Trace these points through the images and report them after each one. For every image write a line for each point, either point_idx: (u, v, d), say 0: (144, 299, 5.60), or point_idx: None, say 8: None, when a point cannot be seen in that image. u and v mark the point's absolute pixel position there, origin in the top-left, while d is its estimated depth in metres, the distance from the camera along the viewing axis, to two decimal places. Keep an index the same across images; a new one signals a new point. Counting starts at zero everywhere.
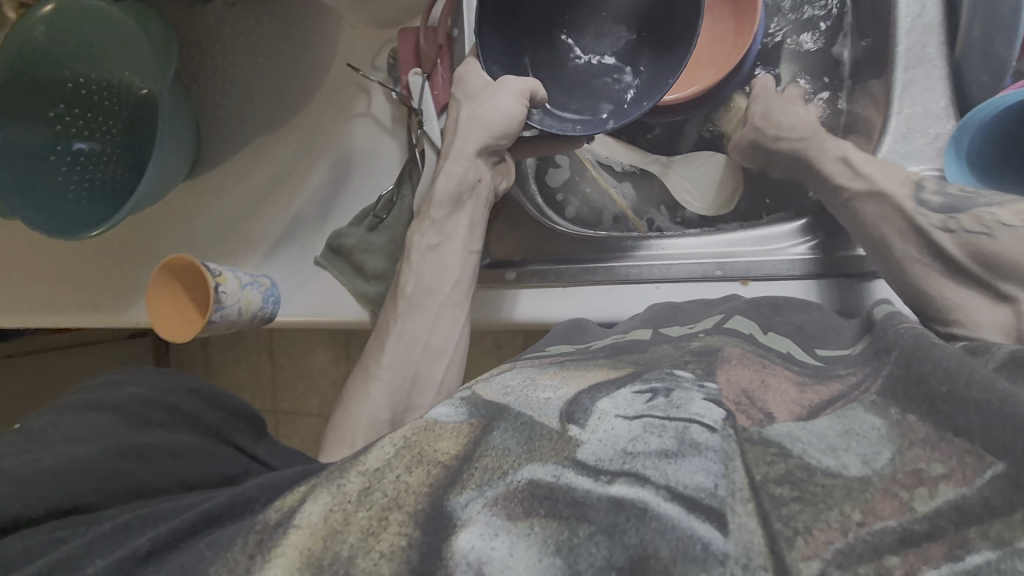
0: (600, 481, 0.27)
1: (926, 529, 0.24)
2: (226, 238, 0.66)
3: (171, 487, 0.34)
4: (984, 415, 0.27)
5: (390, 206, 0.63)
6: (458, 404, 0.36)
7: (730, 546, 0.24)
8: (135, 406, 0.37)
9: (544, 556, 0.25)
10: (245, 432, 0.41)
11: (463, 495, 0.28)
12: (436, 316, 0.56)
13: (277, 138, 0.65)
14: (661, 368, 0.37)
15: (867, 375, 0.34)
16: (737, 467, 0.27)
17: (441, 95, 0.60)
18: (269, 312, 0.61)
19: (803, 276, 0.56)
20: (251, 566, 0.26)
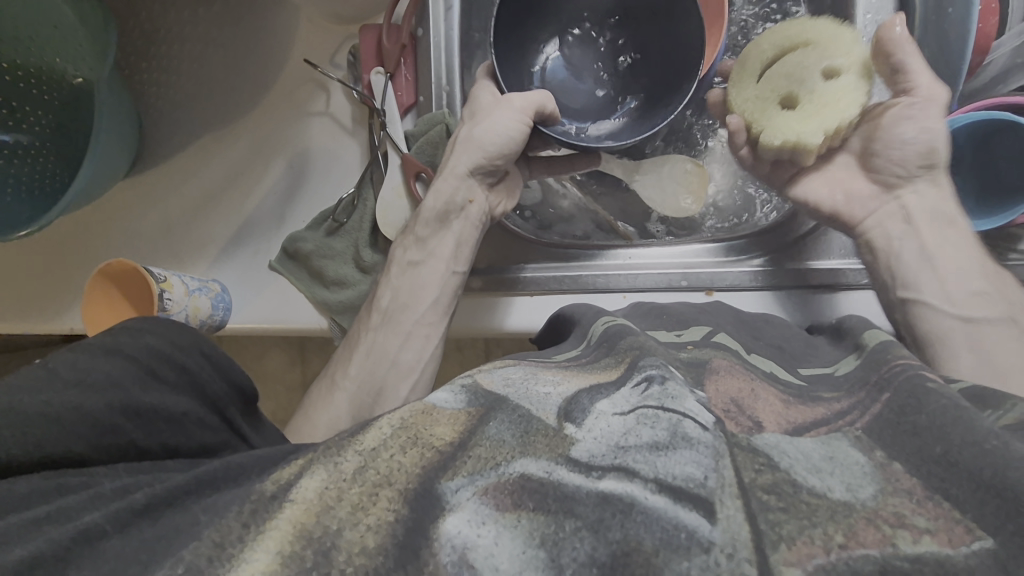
0: (592, 477, 0.29)
1: (907, 567, 0.25)
2: (179, 225, 0.74)
3: (155, 450, 0.38)
4: (968, 477, 0.29)
5: (350, 209, 0.70)
6: (458, 390, 0.37)
7: (716, 534, 0.26)
8: (148, 357, 0.42)
9: (529, 548, 0.26)
10: (235, 404, 0.46)
11: (454, 481, 0.29)
12: (409, 333, 0.62)
13: (229, 132, 0.73)
14: (658, 359, 0.39)
15: (852, 404, 0.38)
16: (726, 465, 0.30)
17: (404, 95, 0.69)
18: (219, 319, 0.69)
19: (761, 287, 0.64)
20: (243, 535, 0.28)
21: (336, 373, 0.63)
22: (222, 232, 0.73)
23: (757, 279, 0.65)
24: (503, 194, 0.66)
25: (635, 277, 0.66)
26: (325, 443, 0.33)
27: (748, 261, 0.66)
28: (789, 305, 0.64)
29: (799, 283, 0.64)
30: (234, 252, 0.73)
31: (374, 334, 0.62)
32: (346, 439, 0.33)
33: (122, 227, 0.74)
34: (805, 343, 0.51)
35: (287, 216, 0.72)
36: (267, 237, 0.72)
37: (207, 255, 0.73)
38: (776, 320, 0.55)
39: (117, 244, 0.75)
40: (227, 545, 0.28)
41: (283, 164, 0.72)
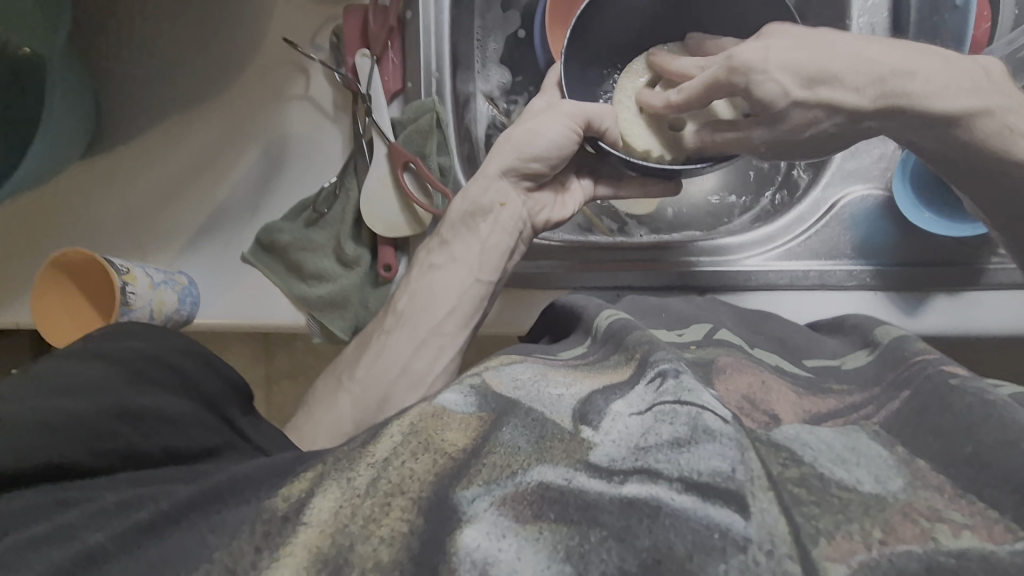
0: (614, 482, 0.27)
1: (953, 563, 0.24)
2: (143, 214, 0.71)
3: (156, 454, 0.35)
4: (999, 476, 0.28)
5: (333, 199, 0.69)
6: (467, 392, 0.35)
7: (751, 530, 0.25)
8: (133, 359, 0.39)
9: (554, 563, 0.25)
10: (235, 405, 0.43)
11: (469, 490, 0.28)
12: (421, 343, 0.60)
13: (202, 117, 0.71)
14: (669, 350, 0.38)
15: (867, 401, 0.37)
16: (753, 457, 0.28)
17: (391, 82, 0.69)
18: (185, 313, 0.67)
19: (757, 284, 0.63)
20: (257, 561, 0.26)
21: (342, 377, 0.62)
22: (191, 222, 0.71)
23: (751, 279, 0.63)
24: (545, 200, 0.64)
25: (621, 277, 0.65)
26: (335, 456, 0.31)
27: (742, 261, 0.64)
28: (788, 303, 0.62)
29: (796, 280, 0.63)
30: (203, 243, 0.70)
31: (386, 337, 0.61)
32: (356, 450, 0.31)
33: (77, 214, 0.71)
34: (811, 338, 0.49)
35: (262, 206, 0.70)
36: (239, 228, 0.70)
37: (173, 246, 0.71)
38: (779, 320, 0.52)
39: (72, 233, 0.71)
40: (240, 572, 0.26)
41: (257, 152, 0.70)
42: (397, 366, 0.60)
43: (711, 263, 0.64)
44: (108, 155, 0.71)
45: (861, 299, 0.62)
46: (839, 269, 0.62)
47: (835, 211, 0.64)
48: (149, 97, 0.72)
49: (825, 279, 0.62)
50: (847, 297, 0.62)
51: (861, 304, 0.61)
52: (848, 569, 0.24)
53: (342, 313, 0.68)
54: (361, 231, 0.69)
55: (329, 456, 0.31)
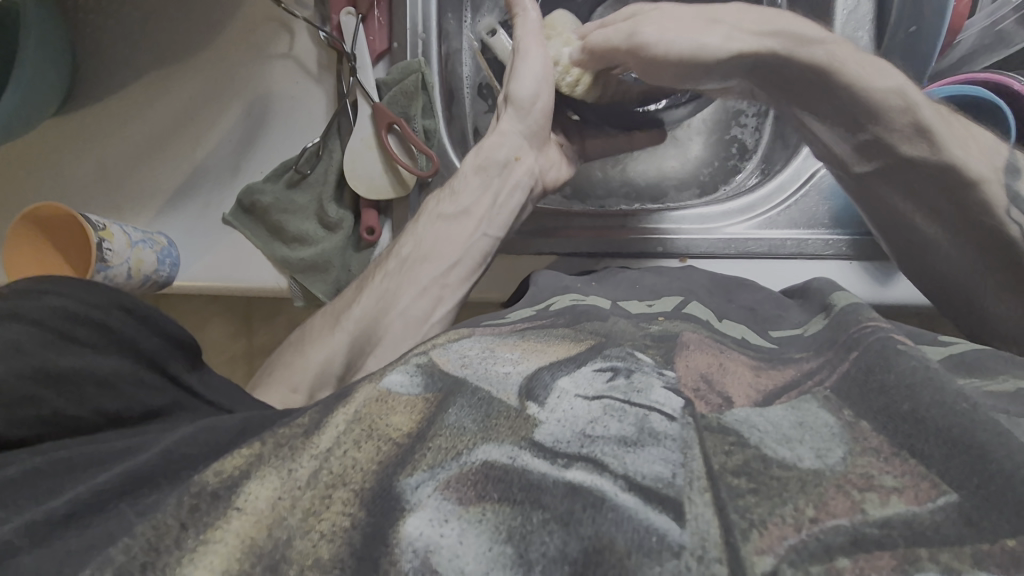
0: (558, 465, 0.28)
1: (879, 535, 0.25)
2: (120, 170, 0.73)
3: (87, 416, 0.34)
4: (933, 432, 0.29)
5: (316, 159, 0.68)
6: (413, 372, 0.36)
7: (686, 537, 0.25)
8: (53, 318, 0.36)
9: (495, 545, 0.25)
10: (179, 359, 0.40)
11: (414, 477, 0.28)
12: (424, 288, 0.59)
13: (182, 72, 0.72)
14: (622, 347, 0.39)
15: (822, 364, 0.37)
16: (695, 456, 0.29)
17: (377, 41, 0.69)
18: (165, 274, 0.68)
19: (736, 255, 0.63)
20: (181, 538, 0.26)
21: (338, 313, 0.59)
22: (169, 179, 0.72)
23: (731, 247, 0.63)
24: (553, 158, 0.66)
25: (601, 243, 0.65)
26: (276, 439, 0.31)
27: (724, 228, 0.64)
28: (762, 271, 0.63)
29: (772, 250, 0.63)
30: (180, 203, 0.72)
31: (388, 279, 0.59)
32: (298, 438, 0.31)
33: (56, 168, 0.73)
34: (777, 304, 0.50)
35: (243, 165, 0.71)
36: (221, 187, 0.71)
37: (151, 205, 0.72)
38: (753, 285, 0.53)
39: (48, 182, 0.73)
40: (162, 550, 0.26)
41: (240, 109, 0.71)
42: (391, 313, 0.57)
43: (696, 231, 0.65)
44: (84, 109, 0.73)
45: (837, 268, 0.62)
46: (816, 238, 0.62)
47: (813, 181, 0.65)
48: (126, 50, 0.72)
49: (802, 248, 0.62)
50: (821, 265, 0.62)
51: (835, 272, 0.61)
52: (775, 560, 0.25)
53: (323, 277, 0.68)
54: (344, 194, 0.69)
55: (267, 435, 0.32)
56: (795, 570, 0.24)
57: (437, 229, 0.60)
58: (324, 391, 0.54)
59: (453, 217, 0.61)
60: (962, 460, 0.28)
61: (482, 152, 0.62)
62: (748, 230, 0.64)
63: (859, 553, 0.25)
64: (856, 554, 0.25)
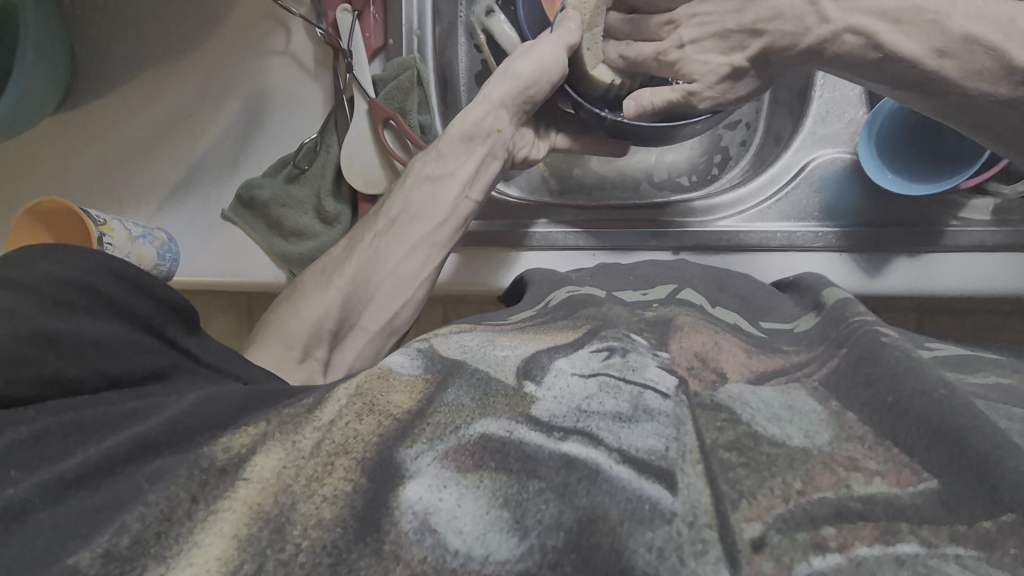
0: (554, 438, 0.29)
1: (861, 508, 0.26)
2: (123, 166, 0.74)
3: (92, 378, 0.34)
4: (916, 420, 0.30)
5: (313, 155, 0.69)
6: (414, 355, 0.38)
7: (677, 505, 0.26)
8: (47, 284, 0.36)
9: (492, 509, 0.26)
10: (174, 323, 0.41)
11: (413, 448, 0.29)
12: (412, 247, 0.59)
13: (180, 69, 0.73)
14: (618, 329, 0.40)
15: (813, 359, 0.38)
16: (687, 431, 0.30)
17: (373, 38, 0.69)
18: (165, 268, 0.69)
19: (727, 249, 0.64)
20: (192, 511, 0.27)
21: (331, 270, 0.60)
22: (169, 175, 0.73)
23: (724, 239, 0.64)
24: (528, 137, 0.64)
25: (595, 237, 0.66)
26: (280, 417, 0.32)
27: (716, 222, 0.65)
28: (756, 265, 0.64)
29: (761, 245, 0.64)
30: (180, 198, 0.73)
31: (378, 241, 0.60)
32: (303, 415, 0.32)
33: (62, 165, 0.74)
34: (770, 295, 0.51)
35: (242, 161, 0.72)
36: (220, 183, 0.72)
37: (151, 200, 0.73)
38: (750, 279, 0.53)
39: (54, 177, 0.75)
40: (175, 519, 0.26)
41: (236, 105, 0.72)
42: (383, 276, 0.59)
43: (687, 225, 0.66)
44: (87, 108, 0.74)
45: (826, 259, 0.63)
46: (806, 230, 0.63)
47: (805, 173, 0.65)
48: (125, 46, 0.73)
49: (792, 240, 0.63)
50: (814, 259, 0.63)
51: (825, 266, 0.63)
52: (762, 527, 0.25)
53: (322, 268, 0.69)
54: (341, 187, 0.69)
55: (273, 415, 0.32)
56: (783, 537, 0.25)
57: (421, 189, 0.61)
58: (318, 349, 0.57)
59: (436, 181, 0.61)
60: (943, 438, 0.29)
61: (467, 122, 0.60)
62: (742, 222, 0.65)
63: (844, 523, 0.25)
64: (841, 523, 0.25)
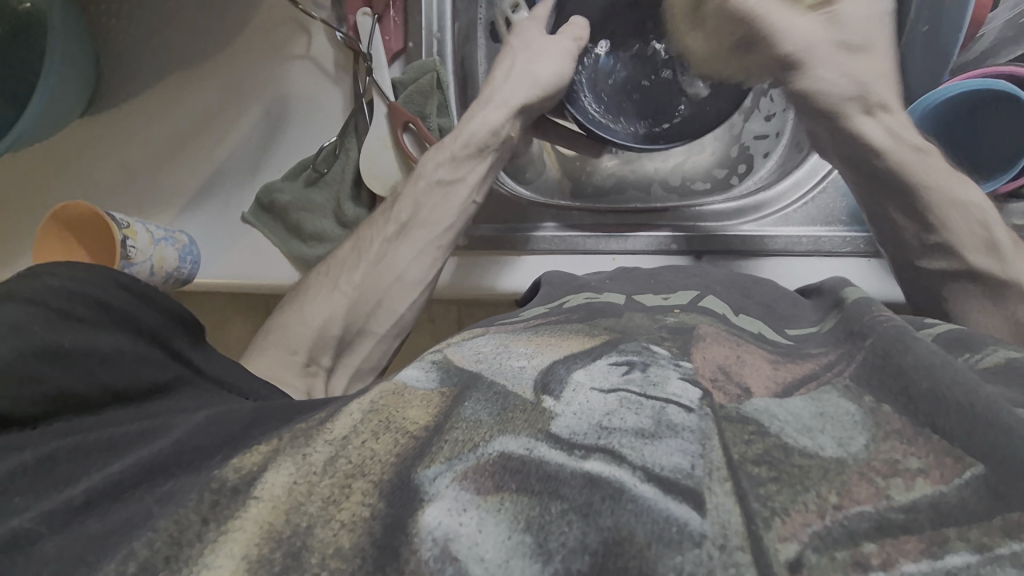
0: (575, 456, 0.28)
1: (903, 520, 0.25)
2: (143, 168, 0.74)
3: (97, 396, 0.34)
4: (954, 409, 0.29)
5: (333, 158, 0.71)
6: (429, 368, 0.38)
7: (707, 527, 0.25)
8: (53, 298, 0.35)
9: (515, 533, 0.25)
10: (180, 335, 0.41)
11: (432, 468, 0.28)
12: (420, 250, 0.59)
13: (202, 78, 0.74)
14: (638, 341, 0.39)
15: (841, 357, 0.37)
16: (714, 446, 0.29)
17: (394, 41, 0.70)
18: (186, 273, 0.68)
19: (752, 251, 0.63)
20: (202, 532, 0.26)
21: (336, 274, 0.59)
22: (189, 180, 0.73)
23: (746, 242, 0.63)
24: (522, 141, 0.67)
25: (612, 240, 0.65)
26: (292, 433, 0.32)
27: (737, 226, 0.65)
28: (780, 268, 0.62)
29: (786, 250, 0.62)
30: (204, 202, 0.72)
31: (387, 245, 0.59)
32: (313, 429, 0.32)
33: (81, 172, 0.74)
34: (792, 303, 0.49)
35: (264, 165, 0.72)
36: (239, 186, 0.72)
37: (174, 207, 0.73)
38: (769, 284, 0.52)
39: (71, 183, 0.74)
40: (184, 542, 0.26)
41: (258, 111, 0.72)
42: (392, 281, 0.58)
43: (711, 229, 0.65)
44: (110, 114, 0.75)
45: (854, 265, 0.61)
46: (833, 235, 0.62)
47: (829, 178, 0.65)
48: (146, 59, 0.74)
49: (818, 244, 0.62)
50: (840, 263, 0.61)
51: (852, 270, 0.61)
52: (799, 546, 0.24)
53: None
54: (361, 192, 0.71)
55: (285, 430, 0.32)
56: (820, 556, 0.24)
57: (433, 194, 0.60)
58: (324, 356, 0.56)
59: (449, 186, 0.61)
60: (987, 429, 0.27)
61: (481, 122, 0.61)
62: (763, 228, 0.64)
63: (884, 539, 0.24)
64: (883, 540, 0.24)
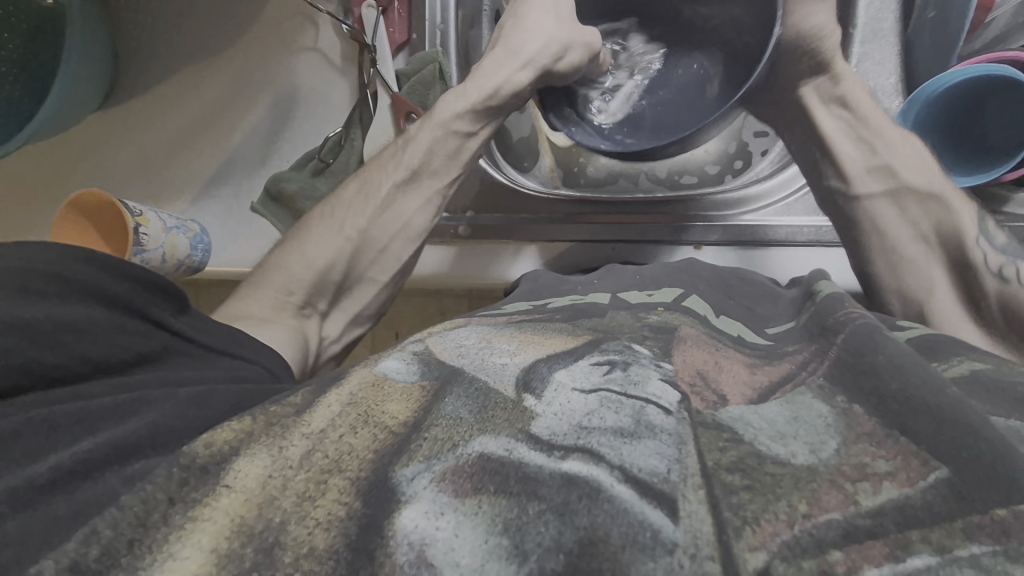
0: (554, 457, 0.28)
1: (870, 525, 0.25)
2: (158, 158, 0.74)
3: (76, 364, 0.33)
4: (923, 408, 0.30)
5: (337, 150, 0.69)
6: (409, 360, 0.37)
7: (679, 535, 0.25)
8: (15, 275, 0.33)
9: (491, 537, 0.25)
10: (158, 305, 0.39)
11: (410, 468, 0.28)
12: (426, 198, 0.59)
13: (213, 66, 0.74)
14: (619, 341, 0.39)
15: (813, 356, 0.37)
16: (689, 453, 0.29)
17: (397, 34, 0.69)
18: (197, 259, 0.68)
19: (751, 242, 0.66)
20: (168, 514, 0.27)
21: (336, 214, 0.58)
22: (203, 170, 0.74)
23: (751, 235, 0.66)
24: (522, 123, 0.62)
25: (616, 232, 0.69)
26: (266, 420, 0.32)
27: (738, 216, 0.67)
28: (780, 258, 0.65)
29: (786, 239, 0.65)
30: (218, 187, 0.73)
31: (396, 191, 0.58)
32: (290, 418, 0.32)
33: (99, 157, 0.75)
34: (773, 302, 0.49)
35: (270, 157, 0.73)
36: (249, 176, 0.73)
37: (186, 192, 0.74)
38: (752, 280, 0.53)
39: (90, 170, 0.75)
40: (149, 525, 0.26)
41: (268, 101, 0.73)
42: (396, 241, 0.59)
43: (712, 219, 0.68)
44: (127, 102, 0.75)
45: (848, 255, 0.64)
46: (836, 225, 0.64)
47: None
48: (158, 46, 0.74)
49: (819, 236, 0.64)
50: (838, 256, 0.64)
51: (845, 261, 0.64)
52: (767, 556, 0.24)
53: None
54: None
55: (259, 414, 0.33)
56: (788, 567, 0.24)
57: (447, 142, 0.58)
58: (319, 301, 0.56)
59: (464, 138, 0.59)
60: (950, 436, 0.28)
61: (500, 75, 0.57)
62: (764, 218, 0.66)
63: (850, 546, 0.24)
64: (849, 547, 0.24)
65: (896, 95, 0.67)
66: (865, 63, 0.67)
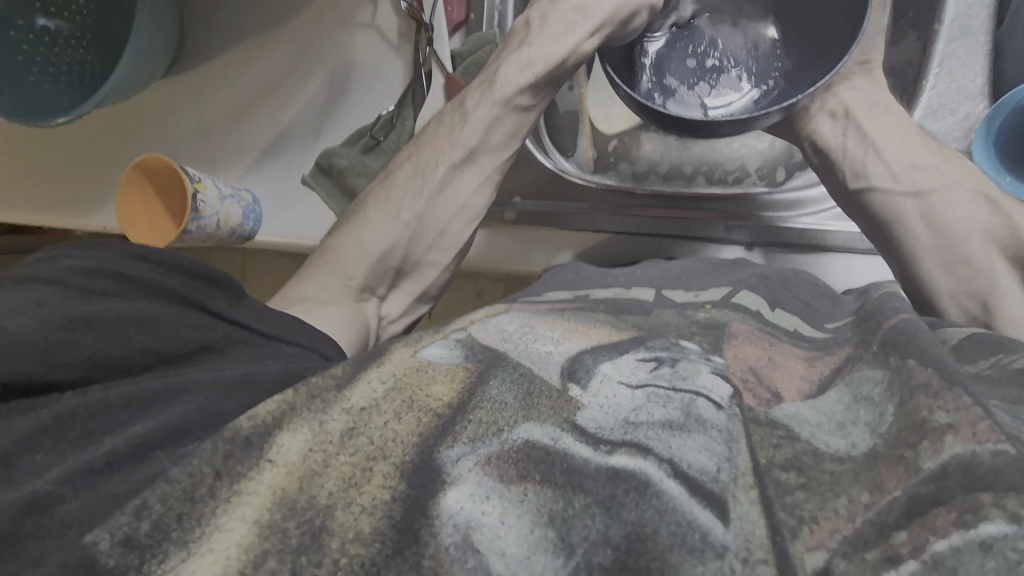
0: (601, 451, 0.28)
1: (933, 492, 0.24)
2: (214, 128, 0.76)
3: (136, 356, 0.32)
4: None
5: (389, 127, 0.71)
6: (453, 346, 0.37)
7: (729, 538, 0.24)
8: (73, 277, 0.33)
9: (537, 528, 0.25)
10: (218, 295, 0.37)
11: (455, 449, 0.28)
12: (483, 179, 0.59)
13: (270, 40, 0.74)
14: (666, 338, 0.38)
15: (858, 344, 0.36)
16: (741, 450, 0.28)
17: (454, 12, 0.72)
18: (249, 228, 0.73)
19: (807, 245, 0.66)
20: (216, 488, 0.27)
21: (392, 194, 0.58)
22: (259, 139, 0.75)
23: (803, 237, 0.66)
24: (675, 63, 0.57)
25: (666, 225, 0.68)
26: (309, 391, 0.32)
27: (795, 219, 0.67)
28: (834, 264, 0.65)
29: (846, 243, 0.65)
30: (268, 162, 0.75)
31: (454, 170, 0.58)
32: (331, 391, 0.32)
33: (159, 121, 0.77)
34: (829, 301, 0.47)
35: (322, 132, 0.74)
36: (302, 149, 0.75)
37: (241, 162, 0.76)
38: (805, 278, 0.51)
39: (153, 135, 0.77)
40: (198, 498, 0.27)
41: (321, 75, 0.73)
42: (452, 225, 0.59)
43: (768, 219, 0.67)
44: (186, 71, 0.76)
45: None
46: None
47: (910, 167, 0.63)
48: (221, 19, 0.74)
49: None
50: None
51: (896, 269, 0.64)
52: (827, 556, 0.24)
53: None
54: None
55: (301, 385, 0.33)
56: (849, 563, 0.24)
57: (505, 121, 0.58)
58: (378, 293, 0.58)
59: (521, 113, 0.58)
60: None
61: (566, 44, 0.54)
62: (821, 222, 0.66)
63: (914, 522, 0.24)
64: (911, 523, 0.24)
65: (980, 99, 0.64)
66: (949, 62, 0.64)
